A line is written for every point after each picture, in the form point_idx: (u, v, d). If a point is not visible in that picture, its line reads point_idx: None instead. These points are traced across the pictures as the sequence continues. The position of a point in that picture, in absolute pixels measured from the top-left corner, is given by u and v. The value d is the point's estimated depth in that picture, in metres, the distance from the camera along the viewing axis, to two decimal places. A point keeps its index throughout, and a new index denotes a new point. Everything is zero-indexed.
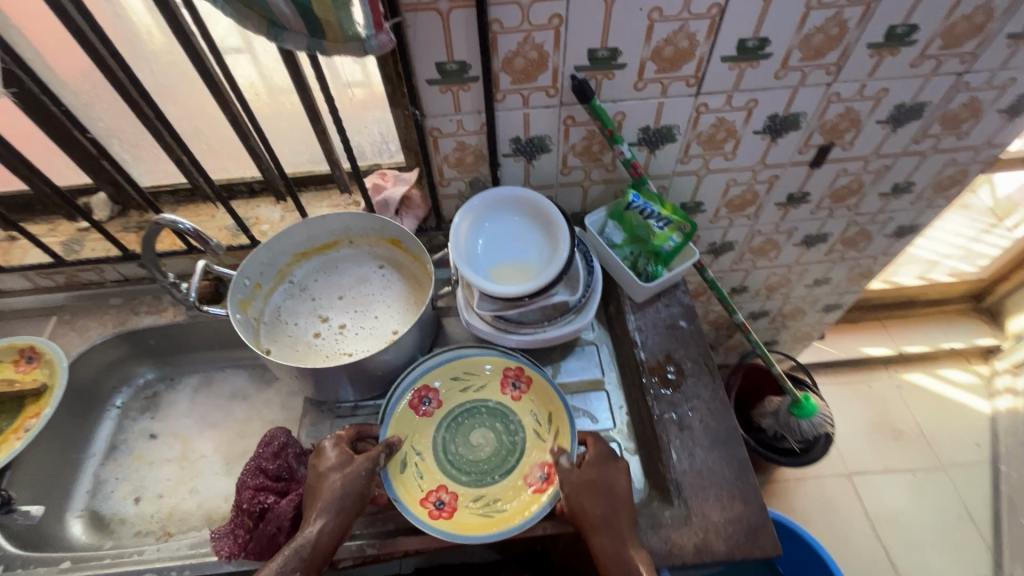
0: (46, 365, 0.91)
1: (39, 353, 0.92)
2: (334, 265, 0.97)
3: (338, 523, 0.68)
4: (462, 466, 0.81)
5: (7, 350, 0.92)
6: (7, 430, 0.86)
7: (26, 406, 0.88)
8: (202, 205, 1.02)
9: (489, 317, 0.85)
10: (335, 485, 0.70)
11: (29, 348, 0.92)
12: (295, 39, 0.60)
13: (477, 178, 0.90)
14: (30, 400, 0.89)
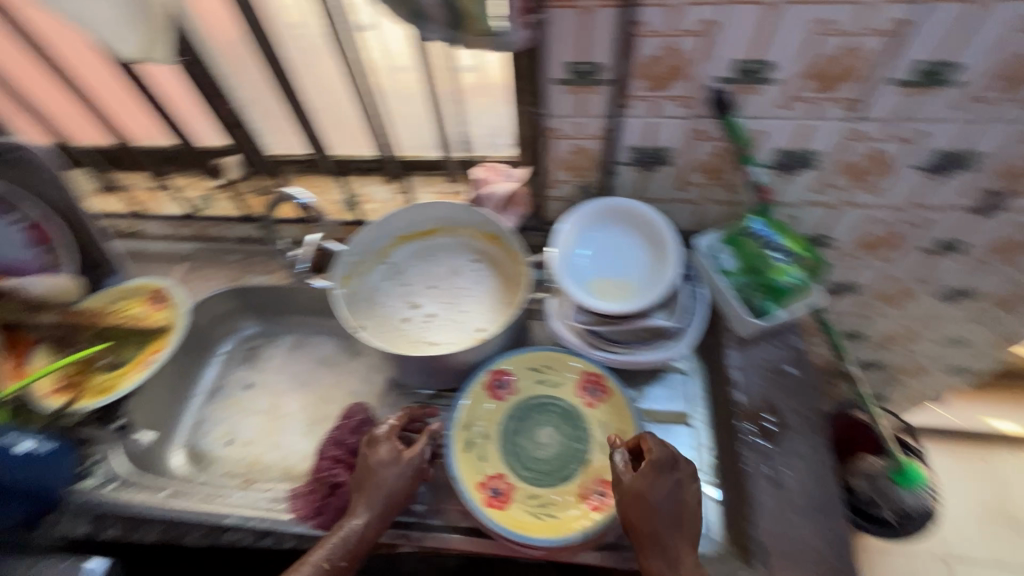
0: (170, 307, 1.00)
1: (165, 297, 1.01)
2: (431, 252, 0.97)
3: (379, 513, 0.69)
4: (523, 459, 0.76)
5: (139, 290, 1.02)
6: (132, 361, 0.94)
7: (150, 341, 0.96)
8: (320, 178, 1.07)
9: (581, 329, 0.82)
10: (377, 479, 0.71)
11: (157, 291, 1.02)
12: (437, 29, 0.61)
13: (588, 183, 0.87)
14: (153, 336, 0.97)
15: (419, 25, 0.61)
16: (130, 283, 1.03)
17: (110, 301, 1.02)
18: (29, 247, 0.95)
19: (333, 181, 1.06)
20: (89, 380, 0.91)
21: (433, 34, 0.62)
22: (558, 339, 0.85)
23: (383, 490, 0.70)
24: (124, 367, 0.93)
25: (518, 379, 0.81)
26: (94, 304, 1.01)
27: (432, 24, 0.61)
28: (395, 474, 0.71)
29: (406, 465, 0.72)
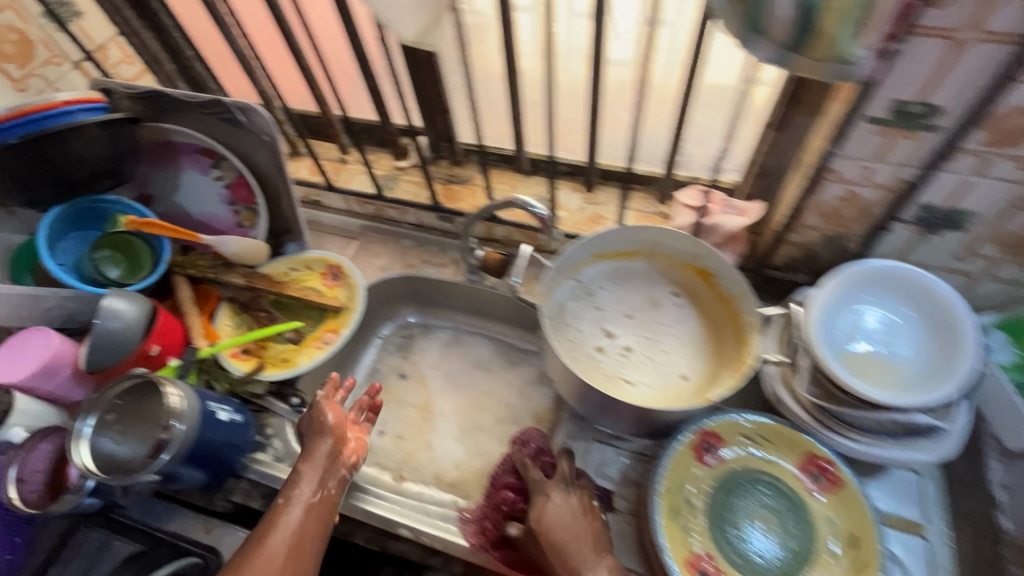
0: (346, 286, 0.99)
1: (342, 274, 1.00)
2: (626, 276, 0.89)
3: (304, 479, 0.72)
4: (732, 543, 0.67)
5: (317, 263, 1.02)
6: (310, 336, 0.95)
7: (326, 320, 0.96)
8: (509, 175, 1.01)
9: (809, 402, 0.71)
10: (312, 450, 0.74)
11: (336, 266, 1.00)
12: (769, 47, 0.51)
13: (842, 234, 0.75)
14: (330, 315, 0.97)
15: (746, 40, 0.52)
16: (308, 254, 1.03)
17: (290, 270, 1.03)
18: (227, 204, 1.01)
19: (523, 181, 1.00)
20: (269, 351, 0.93)
21: (759, 52, 0.53)
22: (775, 405, 0.74)
23: (321, 452, 0.74)
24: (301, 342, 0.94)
25: (726, 445, 0.71)
26: (277, 270, 1.03)
27: (764, 41, 0.52)
28: (331, 442, 0.75)
29: (335, 430, 0.76)
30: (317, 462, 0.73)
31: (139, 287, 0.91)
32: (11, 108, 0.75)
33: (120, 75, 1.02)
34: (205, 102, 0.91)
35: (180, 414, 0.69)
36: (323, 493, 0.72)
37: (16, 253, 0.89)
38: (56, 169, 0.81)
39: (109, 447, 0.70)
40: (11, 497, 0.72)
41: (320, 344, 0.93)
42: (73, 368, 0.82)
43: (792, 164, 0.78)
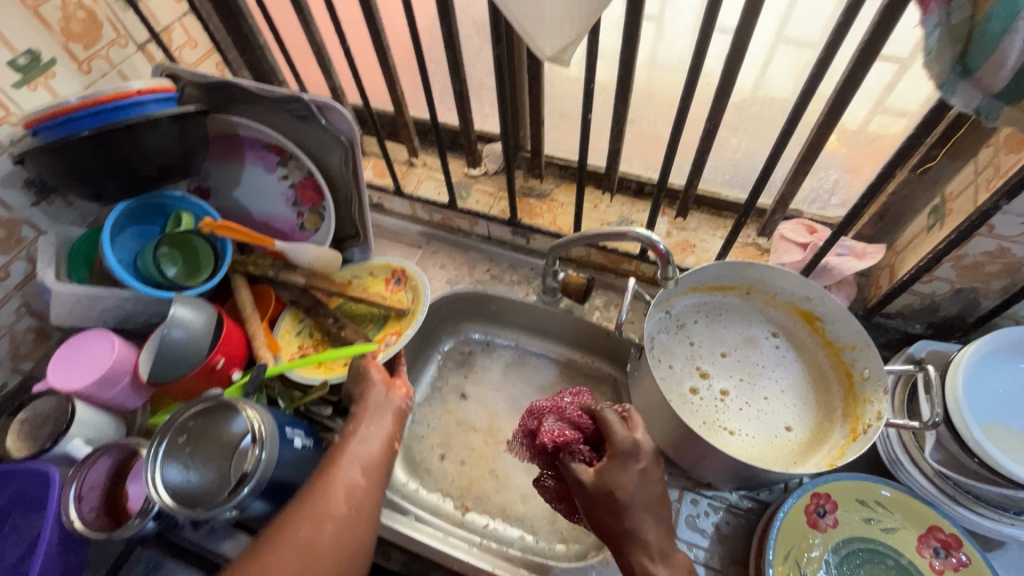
0: (410, 289, 0.94)
1: (406, 280, 0.96)
2: (720, 312, 0.83)
3: (369, 416, 0.67)
4: None
5: (380, 269, 0.98)
6: (372, 340, 0.91)
7: (388, 323, 0.92)
8: (592, 191, 0.95)
9: (932, 470, 0.66)
10: (365, 397, 0.69)
11: (399, 271, 0.97)
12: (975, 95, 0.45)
13: (977, 289, 0.69)
14: (392, 318, 0.93)
15: (948, 85, 0.46)
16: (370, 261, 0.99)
17: (352, 275, 0.99)
18: (291, 205, 0.96)
19: (606, 199, 0.94)
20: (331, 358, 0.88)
21: (959, 98, 0.46)
22: (892, 468, 0.69)
23: (377, 392, 0.69)
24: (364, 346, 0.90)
25: (841, 511, 0.66)
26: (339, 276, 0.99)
27: (969, 86, 0.45)
28: (381, 383, 0.71)
29: (383, 378, 0.72)
30: (374, 406, 0.68)
31: (200, 290, 0.85)
32: (79, 97, 0.70)
33: (182, 58, 0.95)
34: (283, 98, 0.83)
35: (261, 440, 0.64)
36: (387, 433, 0.66)
37: (73, 246, 0.83)
38: (123, 163, 0.75)
39: (178, 473, 0.65)
40: (72, 518, 0.66)
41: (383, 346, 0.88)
42: (133, 377, 0.77)
43: (923, 207, 0.72)
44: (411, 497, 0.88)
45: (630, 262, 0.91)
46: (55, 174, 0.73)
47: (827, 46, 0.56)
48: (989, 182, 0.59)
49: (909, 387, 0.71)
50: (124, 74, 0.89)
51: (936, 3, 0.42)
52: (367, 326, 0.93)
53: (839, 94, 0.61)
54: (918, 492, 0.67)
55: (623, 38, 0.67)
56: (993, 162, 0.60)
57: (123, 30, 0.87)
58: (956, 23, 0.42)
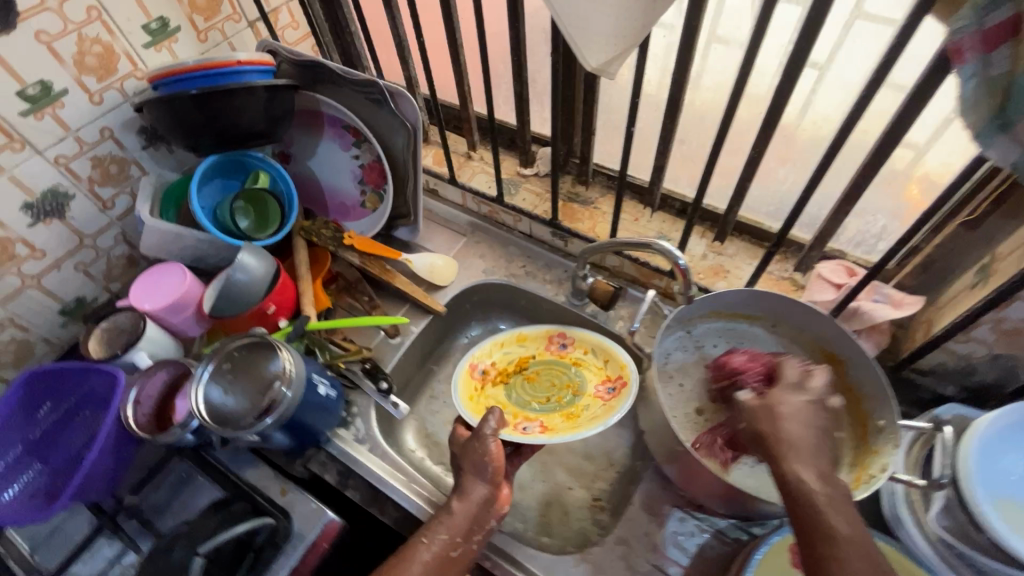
0: (618, 403, 0.79)
1: (622, 383, 0.82)
2: (741, 338, 0.83)
3: (452, 521, 0.66)
4: None
5: (615, 365, 0.84)
6: (525, 414, 0.84)
7: (556, 411, 0.84)
8: (634, 205, 0.97)
9: (936, 536, 0.63)
10: (468, 488, 0.68)
11: (619, 377, 0.83)
12: (1011, 149, 0.45)
13: (1017, 357, 0.65)
14: (562, 414, 0.83)
15: (984, 136, 0.45)
16: (617, 352, 0.84)
17: (596, 357, 0.87)
18: (357, 182, 1.05)
19: (647, 214, 0.96)
20: (496, 399, 0.86)
21: (995, 152, 0.46)
22: (893, 527, 0.67)
23: (478, 495, 0.67)
24: (510, 409, 0.85)
25: None
26: (580, 346, 0.88)
27: (1007, 140, 0.45)
28: (488, 486, 0.68)
29: (491, 471, 0.68)
30: (473, 505, 0.67)
31: (265, 242, 0.95)
32: (197, 60, 0.81)
33: (285, 38, 1.07)
34: (361, 82, 0.92)
35: (288, 379, 0.71)
36: (467, 541, 0.66)
37: (167, 190, 0.95)
38: (220, 121, 0.86)
39: (219, 394, 0.74)
40: (126, 417, 0.77)
41: (525, 432, 0.80)
42: (198, 308, 0.88)
43: (970, 266, 0.69)
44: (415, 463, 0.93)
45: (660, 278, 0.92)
46: (165, 125, 0.85)
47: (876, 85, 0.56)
48: None
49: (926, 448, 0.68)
50: (233, 46, 1.01)
51: (973, 55, 0.42)
52: (530, 403, 0.86)
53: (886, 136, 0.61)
54: (917, 556, 0.64)
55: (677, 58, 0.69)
56: None
57: (239, 8, 0.98)
58: (995, 75, 0.42)
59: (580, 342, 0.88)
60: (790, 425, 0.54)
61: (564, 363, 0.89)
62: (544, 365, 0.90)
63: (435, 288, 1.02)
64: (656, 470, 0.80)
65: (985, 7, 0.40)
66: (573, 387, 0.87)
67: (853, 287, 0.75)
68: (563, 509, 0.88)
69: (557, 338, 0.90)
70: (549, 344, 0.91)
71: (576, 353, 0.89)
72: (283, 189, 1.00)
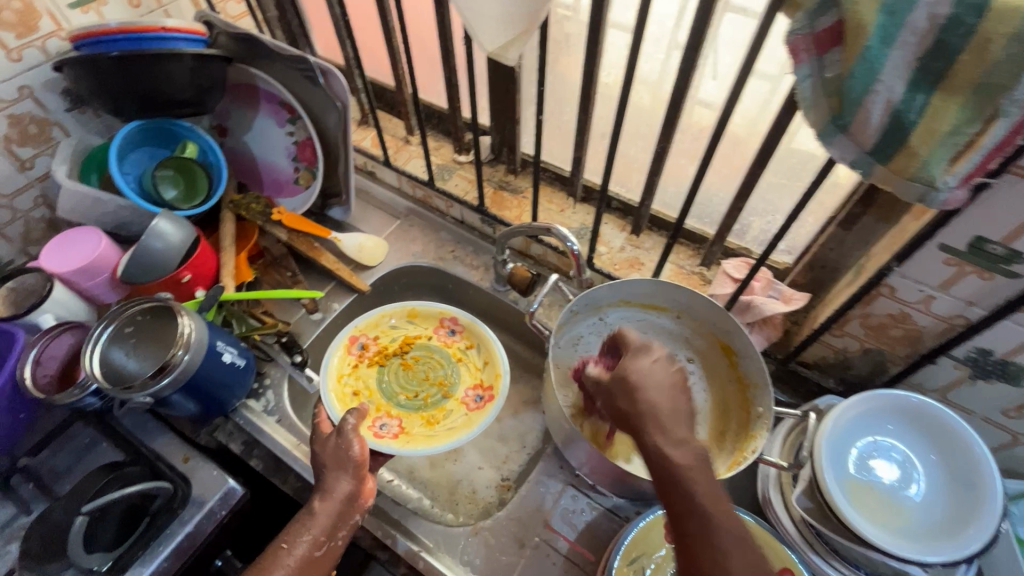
0: (482, 414, 0.88)
1: (491, 394, 0.90)
2: (647, 327, 0.87)
3: (312, 524, 0.65)
4: None
5: (490, 371, 0.92)
6: (392, 408, 0.90)
7: (421, 411, 0.90)
8: (560, 195, 0.99)
9: (799, 516, 0.67)
10: (331, 486, 0.68)
11: (488, 388, 0.91)
12: (848, 148, 0.48)
13: (884, 352, 0.70)
14: (422, 417, 0.90)
15: (826, 136, 0.49)
16: (497, 355, 0.92)
17: (477, 353, 0.95)
18: (291, 159, 1.05)
19: (572, 206, 0.99)
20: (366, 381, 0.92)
21: (836, 151, 0.49)
22: (766, 508, 0.71)
23: (340, 493, 0.67)
24: (376, 404, 0.90)
25: None
26: (466, 334, 0.96)
27: (846, 140, 0.48)
28: (351, 482, 0.69)
29: (356, 468, 0.69)
30: (335, 503, 0.67)
31: (188, 212, 0.95)
32: (120, 22, 0.80)
33: (226, 11, 1.07)
34: (293, 57, 0.92)
35: (187, 344, 0.71)
36: (329, 542, 0.66)
37: (90, 152, 0.94)
38: (143, 86, 0.86)
39: (120, 358, 0.73)
40: (24, 376, 0.75)
41: (380, 432, 0.87)
42: (112, 274, 0.87)
43: (850, 265, 0.73)
44: None
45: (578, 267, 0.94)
46: (86, 87, 0.84)
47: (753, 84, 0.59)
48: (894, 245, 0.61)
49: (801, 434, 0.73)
50: (168, 13, 1.00)
51: (810, 57, 0.45)
52: (400, 394, 0.93)
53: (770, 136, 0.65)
54: (785, 534, 0.68)
55: (587, 52, 0.72)
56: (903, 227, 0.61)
57: None
58: (829, 77, 0.45)
59: (469, 331, 0.96)
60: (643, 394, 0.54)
61: (443, 356, 0.96)
62: (422, 350, 0.96)
63: (364, 268, 1.03)
64: (558, 451, 0.83)
65: (813, 11, 0.42)
66: (444, 386, 0.93)
67: (746, 281, 0.79)
68: (472, 487, 0.90)
69: (446, 324, 0.97)
70: (438, 328, 0.97)
71: (460, 343, 0.96)
72: (212, 160, 1.00)
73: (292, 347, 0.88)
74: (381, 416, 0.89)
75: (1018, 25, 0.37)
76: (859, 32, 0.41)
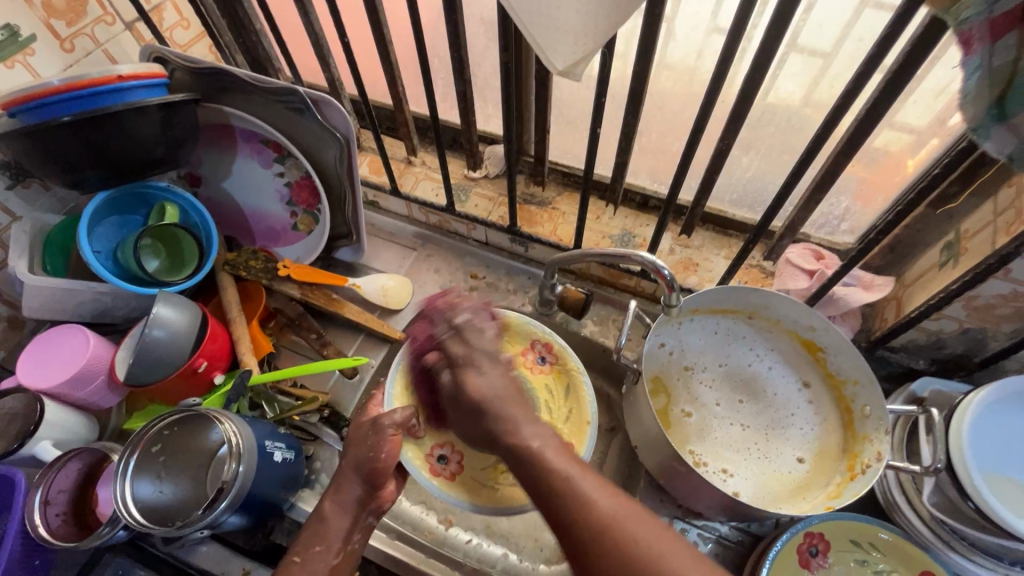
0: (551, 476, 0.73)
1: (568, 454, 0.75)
2: (733, 331, 0.80)
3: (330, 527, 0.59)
4: None
5: (575, 423, 0.78)
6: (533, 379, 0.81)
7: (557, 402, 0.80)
8: (594, 201, 0.92)
9: (929, 515, 0.64)
10: (345, 485, 0.60)
11: (544, 345, 0.82)
12: (1008, 141, 0.43)
13: (985, 330, 0.67)
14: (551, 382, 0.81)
15: (979, 127, 0.43)
16: (586, 405, 0.78)
17: (564, 394, 0.80)
18: (285, 203, 0.93)
19: (608, 209, 0.92)
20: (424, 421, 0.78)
21: (987, 143, 0.44)
22: (889, 508, 0.67)
23: (352, 498, 0.59)
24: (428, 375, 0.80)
25: (834, 551, 0.65)
26: (556, 373, 0.81)
27: (1004, 131, 0.43)
28: (364, 486, 0.60)
29: (369, 473, 0.60)
30: (348, 508, 0.59)
31: (181, 286, 0.81)
32: (64, 79, 0.66)
33: (174, 39, 0.91)
34: (277, 88, 0.79)
35: (238, 454, 0.62)
36: (346, 547, 0.58)
37: (48, 235, 0.78)
38: (102, 149, 0.71)
39: (148, 489, 0.62)
40: (35, 525, 0.63)
41: (432, 465, 0.77)
42: (109, 376, 0.74)
43: (935, 242, 0.69)
44: (394, 510, 0.83)
45: (627, 277, 0.87)
46: (36, 161, 0.70)
47: (862, 66, 0.53)
48: (1009, 225, 0.56)
49: (909, 426, 0.69)
50: (111, 54, 0.85)
51: (981, 45, 0.39)
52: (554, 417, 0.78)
53: (861, 122, 0.59)
54: (915, 532, 0.65)
55: (640, 51, 0.63)
56: (1014, 204, 0.57)
57: (111, 8, 0.83)
58: (998, 65, 0.39)
59: (562, 369, 0.81)
60: (474, 385, 0.59)
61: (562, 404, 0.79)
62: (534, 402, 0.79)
63: (390, 313, 0.93)
64: (652, 481, 0.77)
65: None
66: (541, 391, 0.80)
67: (828, 275, 0.74)
68: (559, 531, 0.82)
69: (539, 348, 0.82)
70: (529, 355, 0.82)
71: (546, 379, 0.81)
72: (196, 221, 0.86)
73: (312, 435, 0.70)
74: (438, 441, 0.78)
75: None
76: None
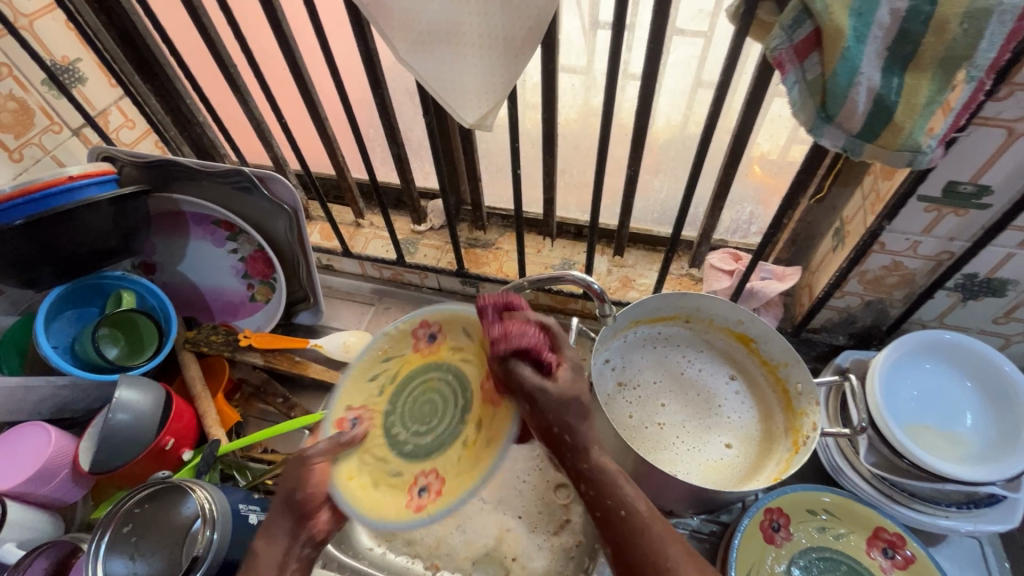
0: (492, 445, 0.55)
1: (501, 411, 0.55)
2: (665, 341, 0.86)
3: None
4: None
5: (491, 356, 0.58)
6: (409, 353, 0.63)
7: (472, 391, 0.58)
8: (533, 237, 0.99)
9: (869, 473, 0.69)
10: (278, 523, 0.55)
11: (424, 322, 0.63)
12: (837, 136, 0.52)
13: (883, 299, 0.76)
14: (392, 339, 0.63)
15: (815, 129, 0.52)
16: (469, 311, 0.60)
17: (469, 340, 0.60)
18: (241, 277, 0.96)
19: (547, 243, 0.99)
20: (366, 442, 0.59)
21: (825, 140, 0.53)
22: (836, 476, 0.73)
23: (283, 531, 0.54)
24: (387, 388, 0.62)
25: (793, 524, 0.70)
26: (450, 331, 0.62)
27: (834, 129, 0.52)
28: (295, 519, 0.55)
29: (302, 505, 0.55)
30: (280, 541, 0.55)
31: (142, 368, 0.83)
32: (15, 186, 0.69)
33: (120, 139, 0.97)
34: (223, 171, 0.84)
35: (212, 521, 0.63)
36: None
37: (7, 334, 0.82)
38: (56, 245, 0.74)
39: (121, 567, 0.62)
40: None
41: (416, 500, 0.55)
42: (73, 467, 0.74)
43: (827, 231, 0.78)
44: (379, 563, 0.84)
45: (575, 301, 0.94)
46: None
47: (722, 94, 0.63)
48: (874, 206, 0.66)
49: (840, 396, 0.76)
50: (59, 159, 0.90)
51: (792, 66, 0.49)
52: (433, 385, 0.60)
53: (737, 137, 0.69)
54: (861, 493, 0.70)
55: (545, 100, 0.72)
56: (874, 188, 0.67)
57: (57, 117, 0.88)
58: (811, 79, 0.49)
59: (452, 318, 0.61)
60: (574, 436, 0.51)
61: (434, 370, 0.61)
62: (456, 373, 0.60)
63: None
64: None
65: (790, 27, 0.47)
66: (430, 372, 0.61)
67: (744, 272, 0.82)
68: (546, 557, 0.82)
69: (420, 328, 0.63)
70: (416, 341, 0.63)
71: (446, 346, 0.62)
72: (153, 303, 0.88)
73: (244, 507, 0.69)
74: (427, 468, 0.56)
75: (966, 7, 0.44)
76: (838, 36, 0.45)
